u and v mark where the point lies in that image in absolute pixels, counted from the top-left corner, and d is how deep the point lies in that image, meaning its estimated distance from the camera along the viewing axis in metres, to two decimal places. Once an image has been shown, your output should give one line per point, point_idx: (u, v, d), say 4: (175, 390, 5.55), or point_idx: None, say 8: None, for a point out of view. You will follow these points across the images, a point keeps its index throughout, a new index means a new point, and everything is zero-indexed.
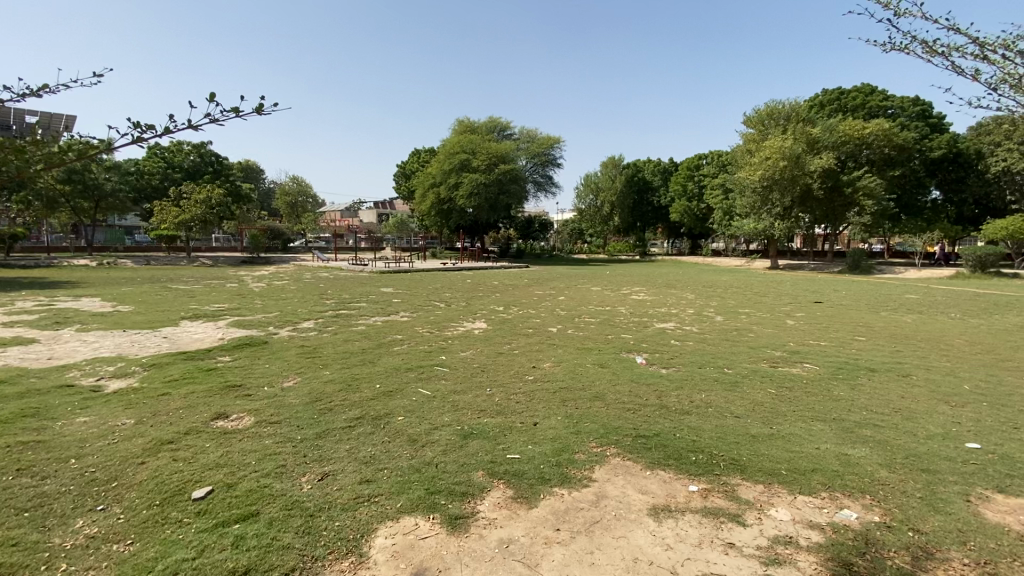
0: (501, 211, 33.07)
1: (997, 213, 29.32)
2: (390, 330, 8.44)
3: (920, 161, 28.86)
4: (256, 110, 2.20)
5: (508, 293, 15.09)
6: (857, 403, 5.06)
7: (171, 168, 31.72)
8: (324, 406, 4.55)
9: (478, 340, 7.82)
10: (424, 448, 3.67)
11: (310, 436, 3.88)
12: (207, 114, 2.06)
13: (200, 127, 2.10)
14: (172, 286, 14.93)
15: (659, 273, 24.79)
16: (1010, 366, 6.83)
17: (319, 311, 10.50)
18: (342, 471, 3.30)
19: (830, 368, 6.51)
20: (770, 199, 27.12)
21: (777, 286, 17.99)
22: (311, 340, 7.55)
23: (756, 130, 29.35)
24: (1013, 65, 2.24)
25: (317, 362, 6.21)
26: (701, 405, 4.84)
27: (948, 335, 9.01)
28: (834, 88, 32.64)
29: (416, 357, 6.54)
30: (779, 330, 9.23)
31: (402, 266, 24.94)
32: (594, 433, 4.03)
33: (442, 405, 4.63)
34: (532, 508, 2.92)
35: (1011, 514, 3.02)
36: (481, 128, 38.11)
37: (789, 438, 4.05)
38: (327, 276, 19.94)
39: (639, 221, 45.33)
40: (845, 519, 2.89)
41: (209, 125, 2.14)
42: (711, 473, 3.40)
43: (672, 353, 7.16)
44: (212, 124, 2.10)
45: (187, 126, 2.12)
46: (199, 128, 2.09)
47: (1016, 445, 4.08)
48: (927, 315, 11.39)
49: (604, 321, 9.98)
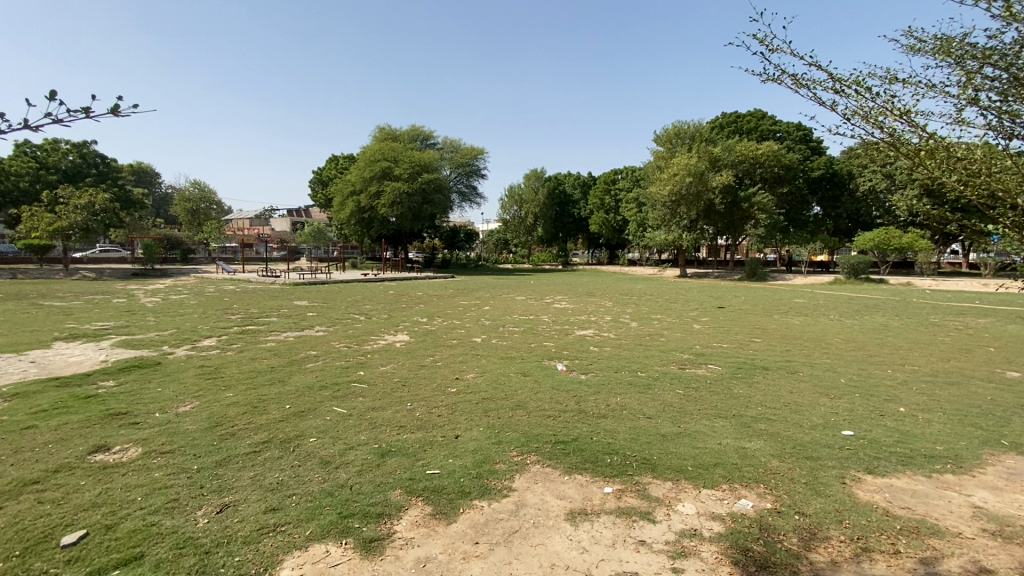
0: (424, 220, 32.62)
1: (866, 227, 33.52)
2: (303, 346, 7.97)
3: (804, 180, 32.25)
4: (109, 110, 2.17)
5: (432, 303, 14.91)
6: (753, 400, 5.52)
7: (44, 169, 27.56)
8: (226, 430, 4.21)
9: (400, 353, 7.63)
10: (337, 470, 3.48)
11: (209, 464, 3.56)
12: (51, 114, 2.01)
13: (39, 127, 2.01)
14: (43, 304, 13.10)
15: (580, 282, 25.63)
16: (877, 361, 7.82)
17: (223, 328, 9.71)
18: (244, 501, 3.05)
19: (731, 367, 7.09)
20: (678, 212, 28.92)
21: (686, 294, 19.41)
22: (213, 360, 6.95)
23: (664, 148, 31.45)
24: (866, 99, 2.42)
25: (219, 383, 5.71)
26: (617, 408, 5.05)
27: (827, 335, 10.16)
28: (731, 111, 35.93)
29: (331, 374, 6.21)
30: (687, 334, 9.92)
31: (319, 278, 23.76)
32: (515, 442, 4.05)
33: (358, 423, 4.43)
34: (450, 523, 2.87)
35: (877, 492, 3.44)
36: (403, 136, 37.44)
37: (695, 436, 4.32)
38: (234, 289, 18.58)
39: (561, 232, 46.72)
40: (742, 509, 3.13)
41: (51, 124, 2.06)
42: (625, 474, 3.54)
43: (591, 359, 7.43)
44: (55, 123, 2.04)
45: (24, 126, 2.01)
46: (39, 127, 2.02)
47: (881, 430, 4.67)
48: (814, 318, 12.75)
49: (528, 330, 10.15)
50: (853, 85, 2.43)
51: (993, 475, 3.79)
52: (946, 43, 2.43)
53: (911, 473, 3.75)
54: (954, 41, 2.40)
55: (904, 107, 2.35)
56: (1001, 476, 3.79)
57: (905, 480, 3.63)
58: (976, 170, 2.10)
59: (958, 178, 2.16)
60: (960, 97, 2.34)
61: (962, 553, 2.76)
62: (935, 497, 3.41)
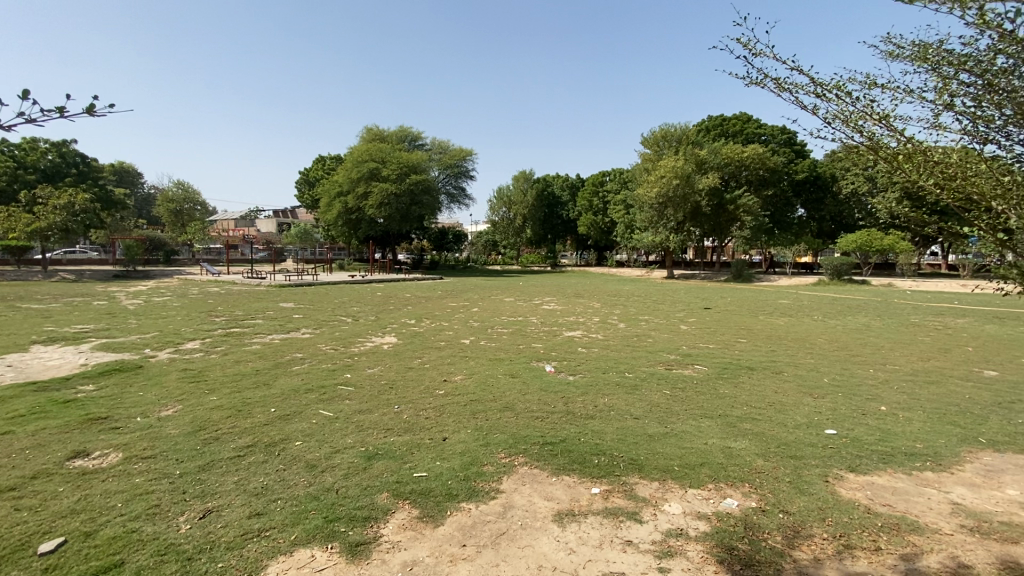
0: (413, 221, 32.49)
1: (848, 229, 34.09)
2: (289, 349, 7.89)
3: (788, 182, 32.71)
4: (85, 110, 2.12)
5: (420, 305, 14.86)
6: (739, 399, 5.59)
7: (22, 168, 26.91)
8: (210, 435, 4.14)
9: (387, 355, 7.59)
10: (323, 473, 3.45)
11: (191, 469, 3.50)
12: (23, 114, 1.96)
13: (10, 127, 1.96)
14: (20, 306, 12.81)
15: (569, 284, 25.72)
16: (859, 360, 7.95)
17: (207, 330, 9.56)
18: (228, 506, 3.01)
19: (717, 368, 7.16)
20: (665, 214, 29.17)
21: (673, 295, 19.60)
22: (196, 363, 6.85)
23: (652, 150, 31.72)
24: (847, 103, 2.45)
25: (203, 387, 5.63)
26: (604, 409, 5.07)
27: (811, 335, 10.32)
28: (717, 115, 36.34)
29: (317, 376, 6.15)
30: (674, 335, 10.01)
31: (305, 279, 23.53)
32: (502, 444, 4.05)
33: (345, 426, 4.40)
34: (437, 526, 2.86)
35: (859, 489, 3.50)
36: (391, 136, 37.26)
37: (681, 436, 4.36)
38: (219, 291, 18.35)
39: (550, 233, 46.84)
40: (728, 508, 3.17)
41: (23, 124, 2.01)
42: (612, 474, 3.56)
43: (579, 361, 7.46)
44: (28, 123, 1.99)
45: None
46: (12, 128, 1.97)
47: (863, 428, 4.75)
48: (798, 318, 12.94)
49: (516, 332, 10.15)
50: (834, 90, 2.46)
51: (970, 472, 3.88)
52: (923, 49, 2.49)
53: (892, 471, 3.82)
54: (931, 47, 2.46)
55: (884, 112, 2.40)
56: (979, 472, 3.88)
57: (886, 478, 3.70)
58: (952, 174, 2.15)
59: (935, 182, 2.20)
60: (937, 103, 2.39)
61: (940, 549, 2.82)
62: (914, 494, 3.48)
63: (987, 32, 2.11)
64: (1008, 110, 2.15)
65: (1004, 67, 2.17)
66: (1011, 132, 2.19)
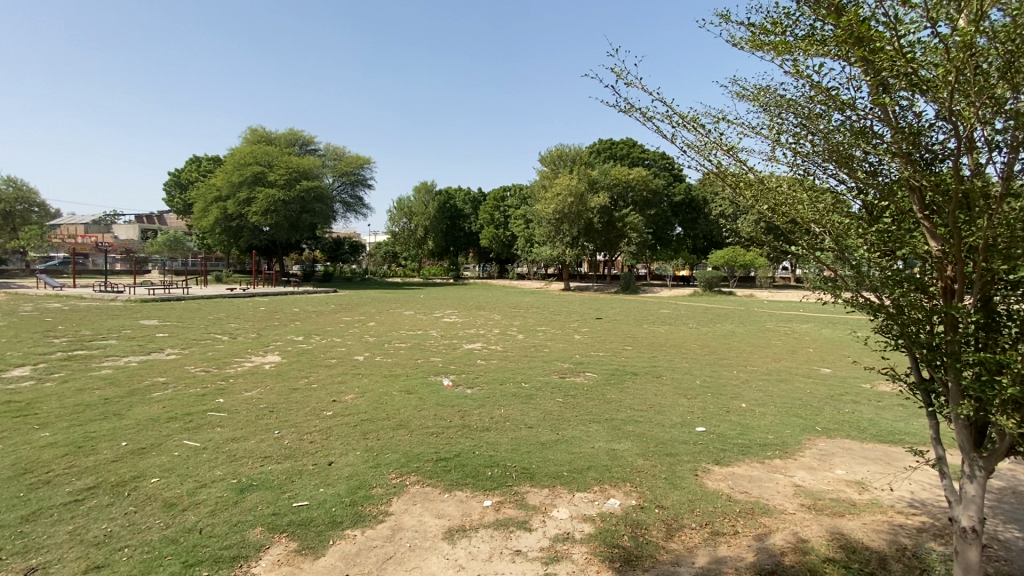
0: (303, 231, 30.42)
1: (717, 246, 38.17)
2: (148, 372, 6.95)
3: (668, 204, 35.75)
4: None
5: (309, 320, 13.98)
6: (623, 403, 5.98)
7: None
8: (38, 478, 3.49)
9: (269, 376, 7.01)
10: (185, 512, 3.08)
11: (10, 521, 2.92)
12: None
13: None
14: None
15: (469, 296, 25.87)
16: (726, 364, 8.91)
17: (41, 354, 8.09)
18: (60, 560, 2.57)
19: (605, 374, 7.62)
20: (561, 230, 30.59)
21: (568, 306, 20.51)
22: (25, 393, 5.78)
23: (549, 168, 33.35)
24: (699, 136, 2.72)
25: (31, 422, 4.73)
26: (500, 420, 5.13)
27: (687, 341, 11.37)
28: (607, 139, 39.09)
29: (183, 403, 5.48)
30: (568, 344, 10.50)
31: (174, 293, 20.97)
32: (394, 463, 3.92)
33: (214, 457, 3.98)
34: (318, 558, 2.68)
35: (723, 480, 3.90)
36: (280, 139, 34.76)
37: (571, 441, 4.55)
38: (61, 307, 15.69)
39: (451, 245, 46.58)
40: (610, 508, 3.36)
41: None
42: (504, 485, 3.60)
43: (476, 373, 7.47)
44: None
45: None
46: None
47: (727, 424, 5.32)
48: (677, 326, 14.25)
49: (414, 346, 9.94)
50: (691, 121, 2.72)
51: (809, 457, 4.52)
52: (757, 93, 2.89)
53: (749, 461, 4.33)
54: (765, 91, 2.85)
55: (731, 143, 2.73)
56: (815, 456, 4.54)
57: (744, 467, 4.17)
58: (782, 201, 2.53)
59: (770, 207, 2.56)
60: (769, 139, 2.78)
61: (786, 527, 3.23)
62: (766, 481, 3.96)
63: (801, 81, 2.52)
64: (819, 148, 2.57)
65: (817, 112, 2.59)
66: (825, 168, 2.62)
